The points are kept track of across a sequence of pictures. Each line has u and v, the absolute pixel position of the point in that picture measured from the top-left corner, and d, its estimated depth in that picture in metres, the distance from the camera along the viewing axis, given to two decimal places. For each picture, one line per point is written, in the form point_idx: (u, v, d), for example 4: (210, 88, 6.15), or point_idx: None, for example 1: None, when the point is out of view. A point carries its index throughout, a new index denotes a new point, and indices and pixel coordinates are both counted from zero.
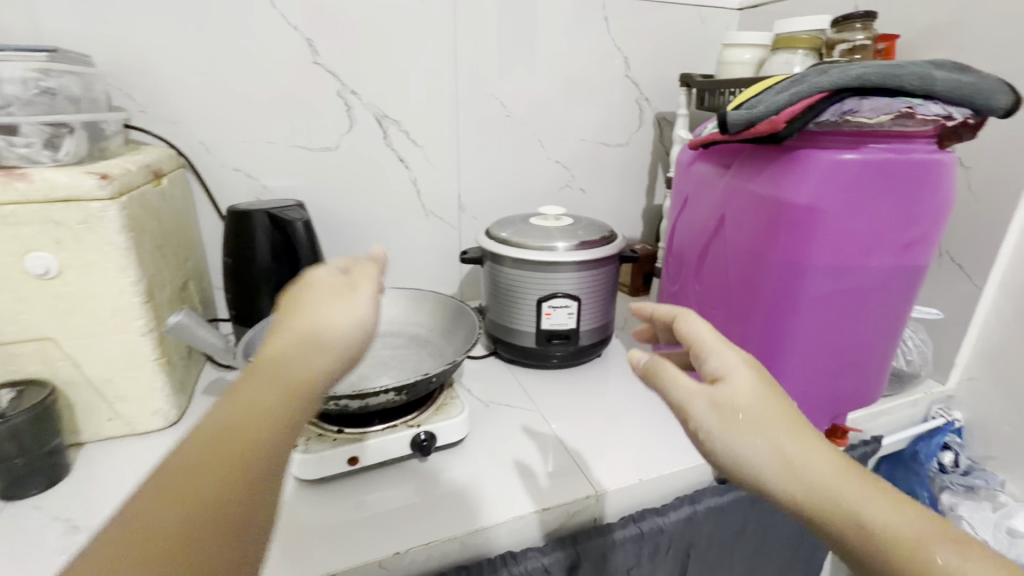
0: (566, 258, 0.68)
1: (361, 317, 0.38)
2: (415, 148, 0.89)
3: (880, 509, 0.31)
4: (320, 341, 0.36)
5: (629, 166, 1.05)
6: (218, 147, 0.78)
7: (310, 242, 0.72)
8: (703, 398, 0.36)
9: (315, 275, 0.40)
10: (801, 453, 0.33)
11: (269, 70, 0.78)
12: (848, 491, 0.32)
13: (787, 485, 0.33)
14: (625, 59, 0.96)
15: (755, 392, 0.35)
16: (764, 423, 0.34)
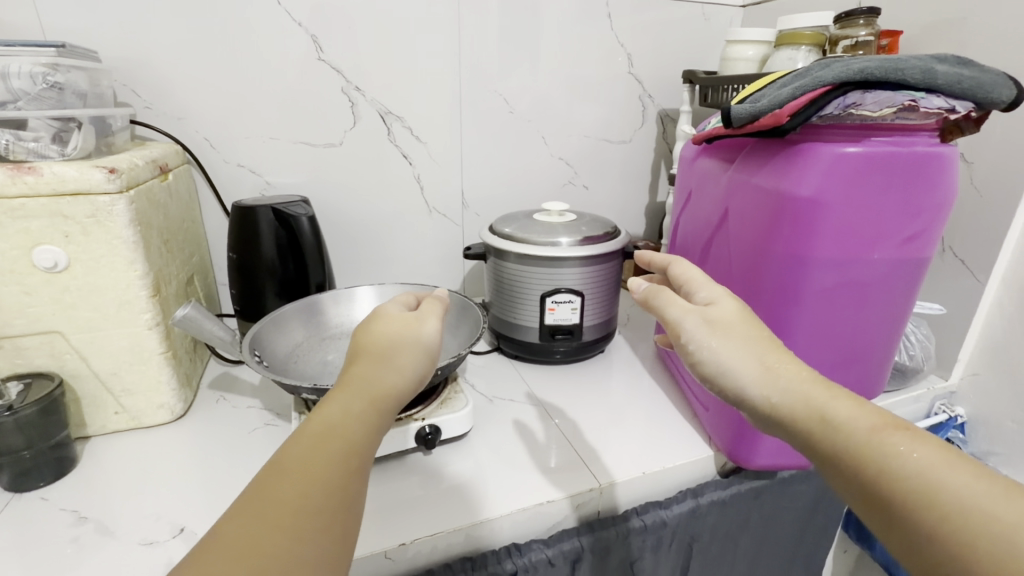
0: (569, 253, 0.68)
1: (425, 349, 0.48)
2: (418, 145, 0.89)
3: (846, 407, 0.36)
4: (391, 363, 0.46)
5: (632, 163, 1.05)
6: (223, 143, 0.79)
7: (314, 238, 0.73)
8: (696, 316, 0.42)
9: (391, 311, 0.51)
10: (777, 363, 0.39)
11: (274, 67, 0.78)
12: (817, 393, 0.37)
13: (764, 388, 0.38)
14: (628, 56, 0.97)
15: (738, 314, 0.42)
16: (746, 335, 0.40)
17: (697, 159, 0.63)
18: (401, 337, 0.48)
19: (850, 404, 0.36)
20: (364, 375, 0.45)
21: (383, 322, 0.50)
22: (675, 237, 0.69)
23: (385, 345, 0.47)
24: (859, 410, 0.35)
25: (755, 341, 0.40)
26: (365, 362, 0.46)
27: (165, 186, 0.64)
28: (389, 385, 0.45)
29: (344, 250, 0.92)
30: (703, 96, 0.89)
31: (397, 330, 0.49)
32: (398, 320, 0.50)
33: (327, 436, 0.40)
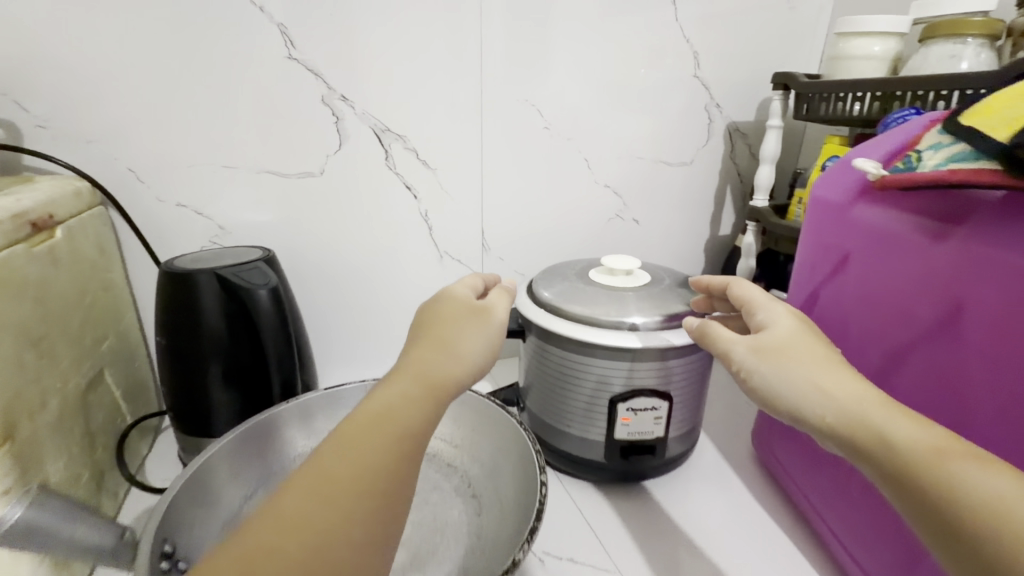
0: (659, 342, 0.46)
1: (491, 337, 0.41)
2: (426, 172, 0.67)
3: (908, 427, 0.27)
4: (456, 351, 0.38)
5: (692, 189, 0.84)
6: (154, 175, 0.57)
7: (279, 317, 0.49)
8: (747, 344, 0.35)
9: (454, 292, 0.44)
10: (830, 374, 0.31)
11: (227, 68, 0.56)
12: (878, 408, 0.28)
13: (815, 407, 0.30)
14: (694, 55, 0.76)
15: (801, 336, 0.34)
16: (806, 354, 0.32)
17: (856, 206, 0.42)
18: (461, 324, 0.40)
19: (910, 419, 0.27)
20: (418, 362, 0.37)
21: (448, 303, 0.42)
22: (804, 311, 0.48)
23: (445, 330, 0.40)
24: (925, 431, 0.26)
25: (799, 349, 0.33)
26: (421, 348, 0.38)
27: (43, 253, 0.42)
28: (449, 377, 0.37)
29: (328, 311, 0.69)
30: (802, 106, 0.68)
31: (460, 316, 0.41)
32: (465, 304, 0.42)
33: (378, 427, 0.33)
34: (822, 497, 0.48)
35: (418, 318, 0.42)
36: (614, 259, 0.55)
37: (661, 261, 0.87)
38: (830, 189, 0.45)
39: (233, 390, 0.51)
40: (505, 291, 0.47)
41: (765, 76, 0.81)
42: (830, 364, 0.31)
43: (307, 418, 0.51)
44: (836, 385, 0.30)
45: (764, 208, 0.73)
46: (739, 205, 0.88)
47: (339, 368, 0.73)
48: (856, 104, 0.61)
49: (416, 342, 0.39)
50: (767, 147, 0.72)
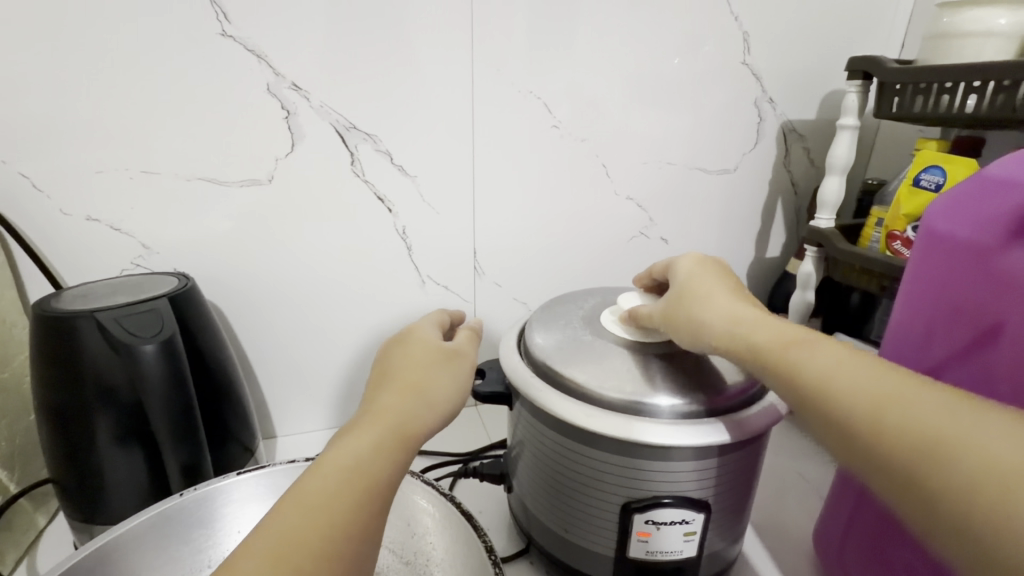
0: (698, 439, 0.32)
1: (460, 386, 0.35)
2: (403, 179, 0.54)
3: (758, 328, 0.31)
4: (423, 396, 0.33)
5: (735, 202, 0.69)
6: (54, 182, 0.45)
7: (176, 380, 0.38)
8: (661, 314, 0.37)
9: (419, 335, 0.38)
10: (708, 302, 0.34)
11: (142, 48, 0.44)
12: (741, 320, 0.32)
13: (700, 335, 0.33)
14: (743, 36, 0.61)
15: (703, 282, 0.36)
16: (696, 297, 0.35)
17: (1016, 252, 0.27)
18: (438, 366, 0.35)
19: (764, 324, 0.31)
20: (393, 408, 0.31)
21: (418, 346, 0.37)
22: None
23: (416, 373, 0.34)
24: (762, 325, 0.31)
25: (700, 282, 0.36)
26: (393, 390, 0.33)
27: None
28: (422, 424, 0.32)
29: (284, 347, 0.57)
30: (886, 101, 0.52)
31: (433, 359, 0.36)
32: (433, 346, 0.37)
33: (357, 478, 0.28)
34: None
35: (381, 361, 0.36)
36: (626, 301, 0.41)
37: None
38: (963, 222, 0.31)
39: (132, 466, 0.40)
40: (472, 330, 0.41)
41: (832, 64, 0.65)
42: (717, 296, 0.34)
43: (223, 508, 0.40)
44: (707, 313, 0.34)
45: (828, 230, 0.58)
46: (792, 221, 0.72)
47: (301, 412, 0.61)
48: (969, 98, 0.45)
49: (383, 386, 0.33)
50: (835, 153, 0.57)
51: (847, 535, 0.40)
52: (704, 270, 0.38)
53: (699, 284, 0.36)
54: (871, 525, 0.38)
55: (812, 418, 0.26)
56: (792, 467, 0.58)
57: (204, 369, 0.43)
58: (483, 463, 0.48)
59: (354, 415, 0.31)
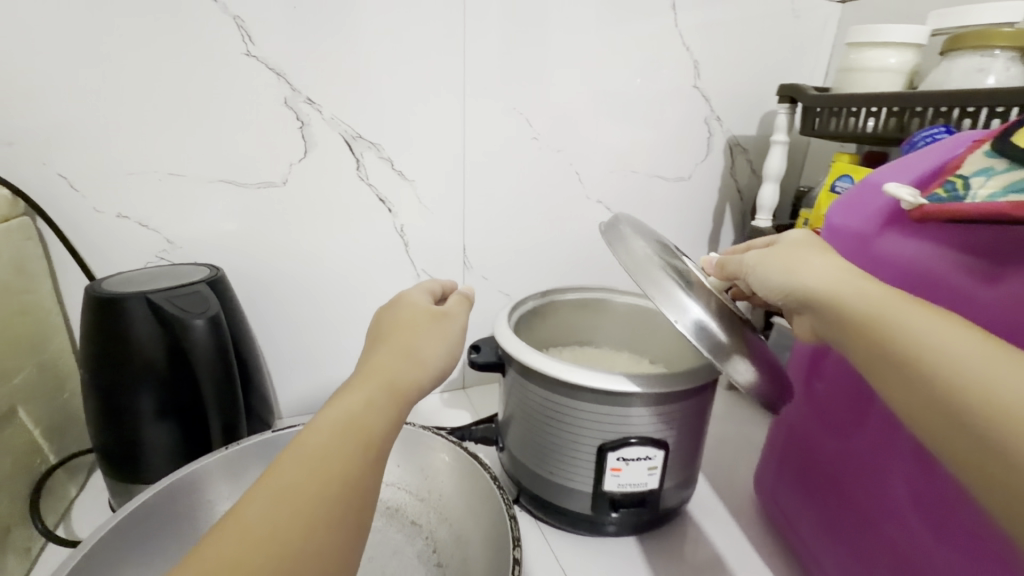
0: (656, 386, 0.41)
1: (449, 347, 0.40)
2: (403, 183, 0.62)
3: (865, 287, 0.30)
4: (412, 356, 0.38)
5: (690, 206, 0.79)
6: (90, 182, 0.50)
7: (222, 350, 0.44)
8: (757, 257, 0.37)
9: (412, 300, 0.43)
10: (810, 257, 0.34)
11: (175, 65, 0.50)
12: (853, 278, 0.31)
13: (796, 284, 0.33)
14: (694, 64, 0.71)
15: (805, 239, 0.36)
16: (799, 251, 0.35)
17: (887, 236, 0.37)
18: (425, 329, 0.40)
19: (869, 282, 0.31)
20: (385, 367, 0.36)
21: (408, 310, 0.41)
22: (818, 352, 0.43)
23: (406, 336, 0.39)
24: (868, 285, 0.30)
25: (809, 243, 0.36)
26: (386, 351, 0.37)
27: None
28: (412, 382, 0.36)
29: (292, 334, 0.63)
30: (809, 121, 0.63)
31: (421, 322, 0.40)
32: (424, 310, 0.42)
33: (349, 429, 0.32)
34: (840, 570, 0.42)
35: (378, 325, 0.41)
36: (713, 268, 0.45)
37: None
38: (852, 215, 0.40)
39: (171, 429, 0.45)
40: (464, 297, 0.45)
41: (768, 88, 0.76)
42: (818, 253, 0.34)
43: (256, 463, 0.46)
44: (810, 265, 0.33)
45: (767, 229, 0.68)
46: (739, 223, 0.83)
47: (306, 395, 0.67)
48: (869, 120, 0.56)
49: (379, 347, 0.38)
50: (771, 164, 0.67)
51: (777, 475, 0.49)
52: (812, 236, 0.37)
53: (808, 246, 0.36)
54: (795, 460, 0.47)
55: (917, 383, 0.26)
56: (741, 431, 0.68)
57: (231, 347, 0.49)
58: (478, 427, 0.55)
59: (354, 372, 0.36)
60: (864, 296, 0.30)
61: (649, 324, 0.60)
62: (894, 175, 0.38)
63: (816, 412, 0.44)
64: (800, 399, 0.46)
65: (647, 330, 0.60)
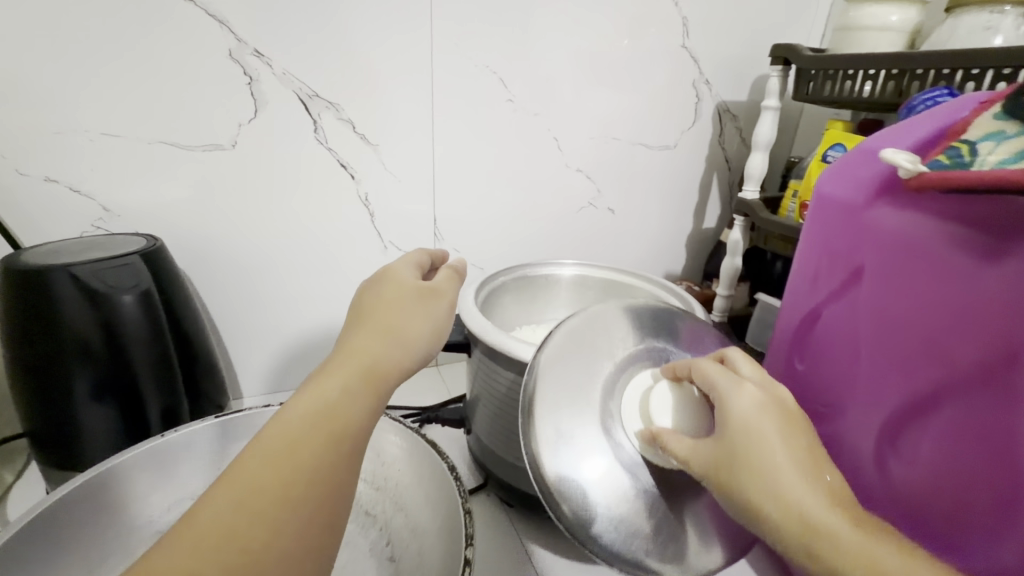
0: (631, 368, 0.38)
1: (436, 329, 0.36)
2: (366, 148, 0.57)
3: (851, 540, 0.24)
4: (396, 334, 0.34)
5: (675, 176, 0.75)
6: (11, 142, 0.45)
7: (150, 328, 0.41)
8: (708, 476, 0.28)
9: (395, 272, 0.38)
10: (771, 482, 0.26)
11: (99, 10, 0.44)
12: (844, 536, 0.24)
13: (770, 535, 0.25)
14: (683, 22, 0.66)
15: (755, 445, 0.27)
16: (755, 477, 0.26)
17: (878, 206, 0.34)
18: (411, 304, 0.36)
19: (857, 533, 0.24)
20: (366, 348, 0.32)
21: (391, 287, 0.37)
22: (798, 330, 0.40)
23: (389, 315, 0.35)
24: (857, 538, 0.24)
25: (777, 455, 0.26)
26: (366, 331, 0.33)
27: None
28: (394, 365, 0.32)
29: (250, 309, 0.59)
30: (803, 85, 0.59)
31: (407, 299, 0.36)
32: (409, 286, 0.37)
33: (322, 420, 0.28)
34: None
35: (355, 303, 0.36)
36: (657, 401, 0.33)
37: (637, 253, 0.78)
38: (842, 184, 0.37)
39: (106, 412, 0.41)
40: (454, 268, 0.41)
41: (761, 50, 0.72)
42: (778, 474, 0.26)
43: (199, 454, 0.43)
44: (779, 505, 0.25)
45: (753, 201, 0.65)
46: (726, 194, 0.80)
47: (268, 372, 0.63)
48: (866, 84, 0.52)
49: (357, 327, 0.34)
50: (760, 132, 0.63)
51: None
52: (778, 426, 0.28)
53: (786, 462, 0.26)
54: None
55: None
56: None
57: (171, 320, 0.45)
58: (445, 409, 0.52)
59: (328, 353, 0.32)
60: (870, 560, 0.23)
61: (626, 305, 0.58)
62: (886, 141, 0.35)
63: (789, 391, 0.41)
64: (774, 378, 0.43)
65: None
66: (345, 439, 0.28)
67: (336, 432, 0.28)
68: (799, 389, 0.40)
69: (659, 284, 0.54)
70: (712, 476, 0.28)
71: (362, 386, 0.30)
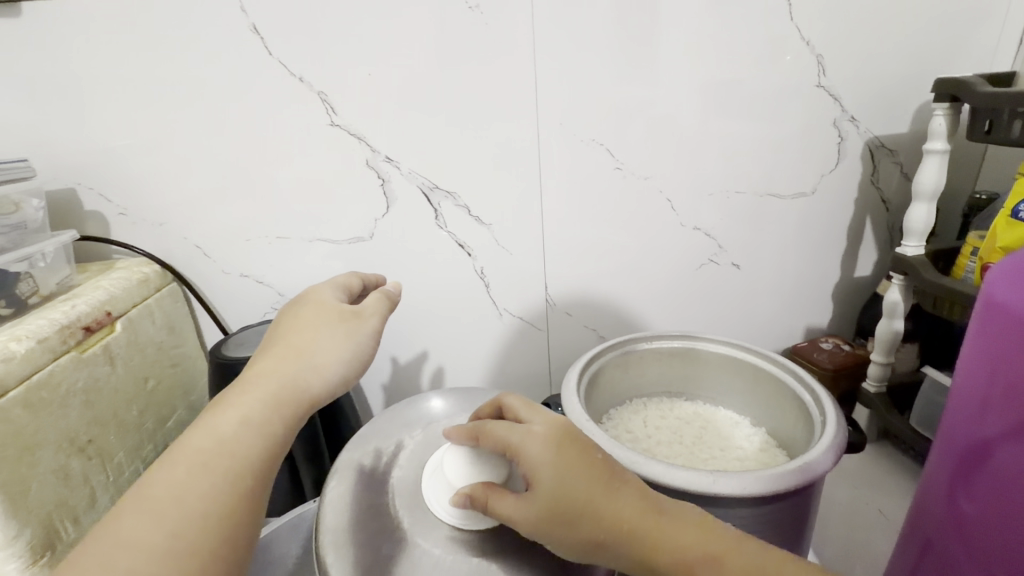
0: (756, 488, 0.35)
1: (358, 348, 0.40)
2: (480, 228, 0.62)
3: (641, 512, 0.30)
4: (306, 356, 0.38)
5: (816, 224, 0.67)
6: (219, 250, 0.58)
7: None
8: (529, 514, 0.30)
9: (320, 298, 0.43)
10: (607, 503, 0.30)
11: (275, 143, 0.55)
12: (655, 516, 0.30)
13: (605, 535, 0.29)
14: (818, 60, 0.60)
15: (554, 451, 0.31)
16: (568, 483, 0.30)
17: None
18: (332, 326, 0.41)
19: (629, 497, 0.31)
20: (278, 371, 0.37)
21: (313, 307, 0.42)
22: (965, 459, 0.35)
23: (306, 338, 0.39)
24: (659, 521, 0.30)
25: (595, 492, 0.30)
26: (279, 355, 0.38)
27: (97, 353, 0.44)
28: (306, 385, 0.37)
29: (388, 375, 0.67)
30: (979, 126, 0.49)
31: (329, 320, 0.41)
32: (333, 306, 0.42)
33: (218, 450, 0.32)
34: None
35: (276, 324, 0.42)
36: (451, 471, 0.33)
37: (771, 309, 0.71)
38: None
39: (281, 472, 0.50)
40: (383, 294, 0.45)
41: (918, 77, 0.62)
42: (587, 475, 0.31)
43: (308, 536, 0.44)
44: (618, 506, 0.30)
45: (916, 258, 0.55)
46: (883, 239, 0.70)
47: None
48: None
49: (271, 351, 0.39)
50: (922, 179, 0.54)
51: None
52: (561, 462, 0.31)
53: (596, 496, 0.30)
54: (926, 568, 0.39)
55: None
56: (873, 505, 0.59)
57: None
58: None
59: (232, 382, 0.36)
60: (683, 537, 0.30)
61: (749, 382, 0.53)
62: None
63: (958, 533, 0.36)
64: (939, 512, 0.38)
65: (745, 389, 0.54)
66: (242, 460, 0.32)
67: (232, 465, 0.32)
68: (977, 534, 0.34)
69: (787, 367, 0.49)
70: (542, 530, 0.29)
71: (266, 408, 0.35)
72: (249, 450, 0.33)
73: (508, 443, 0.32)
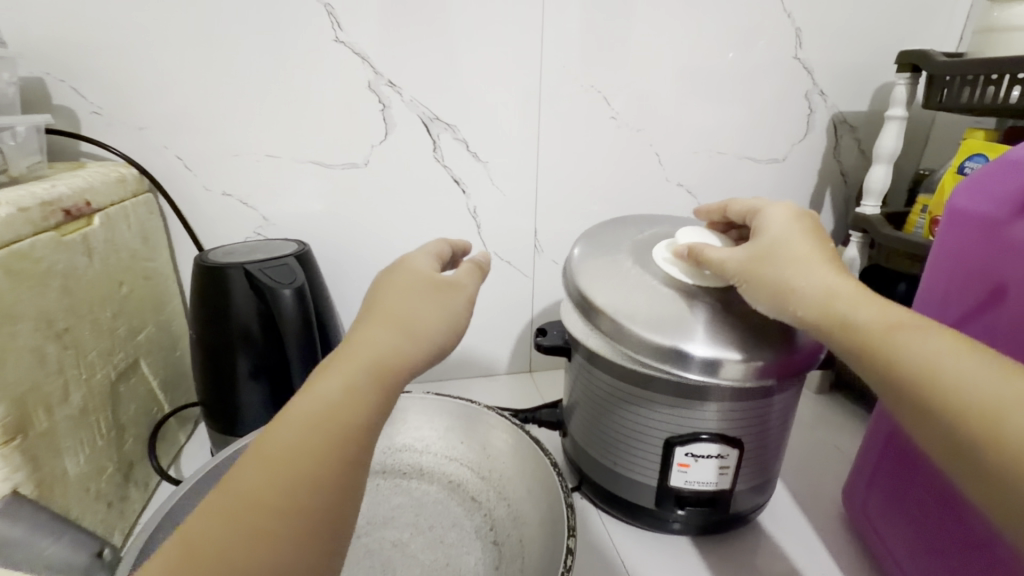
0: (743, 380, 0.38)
1: (451, 322, 0.30)
2: (477, 164, 0.62)
3: (847, 289, 0.31)
4: (411, 327, 0.29)
5: (784, 190, 0.73)
6: (202, 164, 0.55)
7: (304, 321, 0.47)
8: (740, 255, 0.37)
9: (412, 263, 0.33)
10: (803, 266, 0.33)
11: (273, 53, 0.53)
12: (853, 292, 0.30)
13: (802, 304, 0.32)
14: (796, 33, 0.65)
15: (791, 223, 0.37)
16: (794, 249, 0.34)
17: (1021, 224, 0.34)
18: (427, 293, 0.31)
19: (832, 272, 0.32)
20: (378, 342, 0.28)
21: (407, 273, 0.32)
22: None
23: (401, 303, 0.30)
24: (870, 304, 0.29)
25: (803, 262, 0.34)
26: (379, 326, 0.28)
27: (76, 240, 0.41)
28: (406, 362, 0.28)
29: None
30: (935, 93, 0.54)
31: (424, 290, 0.31)
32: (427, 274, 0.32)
33: (331, 421, 0.25)
34: (908, 548, 0.42)
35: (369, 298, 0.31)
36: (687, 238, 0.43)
37: None
38: (982, 199, 0.37)
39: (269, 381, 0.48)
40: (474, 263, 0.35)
41: (878, 61, 0.69)
42: (815, 253, 0.34)
43: None
44: (804, 276, 0.32)
45: (874, 216, 0.61)
46: (840, 209, 0.76)
47: None
48: (1015, 89, 0.47)
49: (368, 321, 0.29)
50: (883, 143, 0.60)
51: (871, 481, 0.47)
52: (797, 228, 0.36)
53: (802, 259, 0.34)
54: (885, 465, 0.45)
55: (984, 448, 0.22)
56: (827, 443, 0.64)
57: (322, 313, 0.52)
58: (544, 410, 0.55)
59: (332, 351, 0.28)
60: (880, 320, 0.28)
61: None
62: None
63: None
64: None
65: None
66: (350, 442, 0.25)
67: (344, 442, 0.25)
68: None
69: None
70: (744, 269, 0.36)
71: (372, 382, 0.26)
72: (364, 423, 0.25)
73: (756, 208, 0.41)
